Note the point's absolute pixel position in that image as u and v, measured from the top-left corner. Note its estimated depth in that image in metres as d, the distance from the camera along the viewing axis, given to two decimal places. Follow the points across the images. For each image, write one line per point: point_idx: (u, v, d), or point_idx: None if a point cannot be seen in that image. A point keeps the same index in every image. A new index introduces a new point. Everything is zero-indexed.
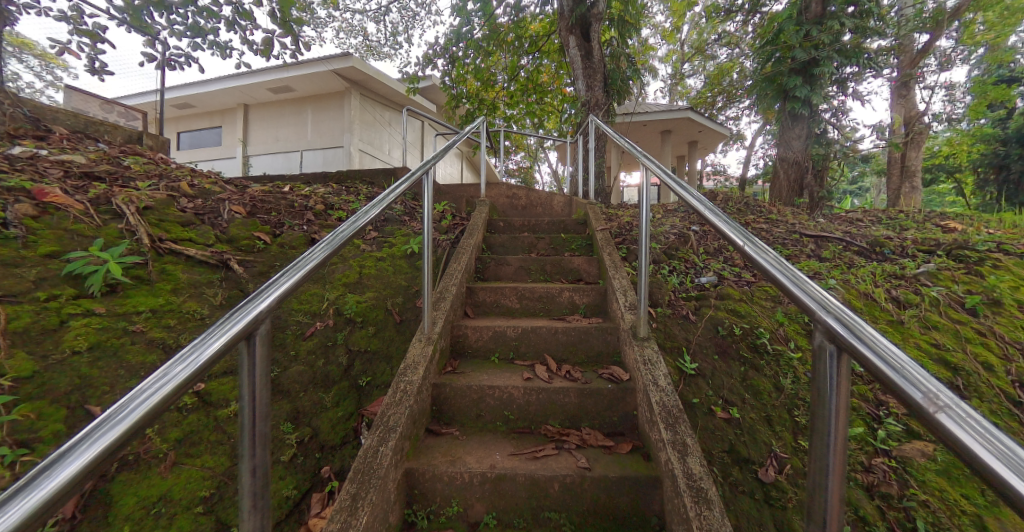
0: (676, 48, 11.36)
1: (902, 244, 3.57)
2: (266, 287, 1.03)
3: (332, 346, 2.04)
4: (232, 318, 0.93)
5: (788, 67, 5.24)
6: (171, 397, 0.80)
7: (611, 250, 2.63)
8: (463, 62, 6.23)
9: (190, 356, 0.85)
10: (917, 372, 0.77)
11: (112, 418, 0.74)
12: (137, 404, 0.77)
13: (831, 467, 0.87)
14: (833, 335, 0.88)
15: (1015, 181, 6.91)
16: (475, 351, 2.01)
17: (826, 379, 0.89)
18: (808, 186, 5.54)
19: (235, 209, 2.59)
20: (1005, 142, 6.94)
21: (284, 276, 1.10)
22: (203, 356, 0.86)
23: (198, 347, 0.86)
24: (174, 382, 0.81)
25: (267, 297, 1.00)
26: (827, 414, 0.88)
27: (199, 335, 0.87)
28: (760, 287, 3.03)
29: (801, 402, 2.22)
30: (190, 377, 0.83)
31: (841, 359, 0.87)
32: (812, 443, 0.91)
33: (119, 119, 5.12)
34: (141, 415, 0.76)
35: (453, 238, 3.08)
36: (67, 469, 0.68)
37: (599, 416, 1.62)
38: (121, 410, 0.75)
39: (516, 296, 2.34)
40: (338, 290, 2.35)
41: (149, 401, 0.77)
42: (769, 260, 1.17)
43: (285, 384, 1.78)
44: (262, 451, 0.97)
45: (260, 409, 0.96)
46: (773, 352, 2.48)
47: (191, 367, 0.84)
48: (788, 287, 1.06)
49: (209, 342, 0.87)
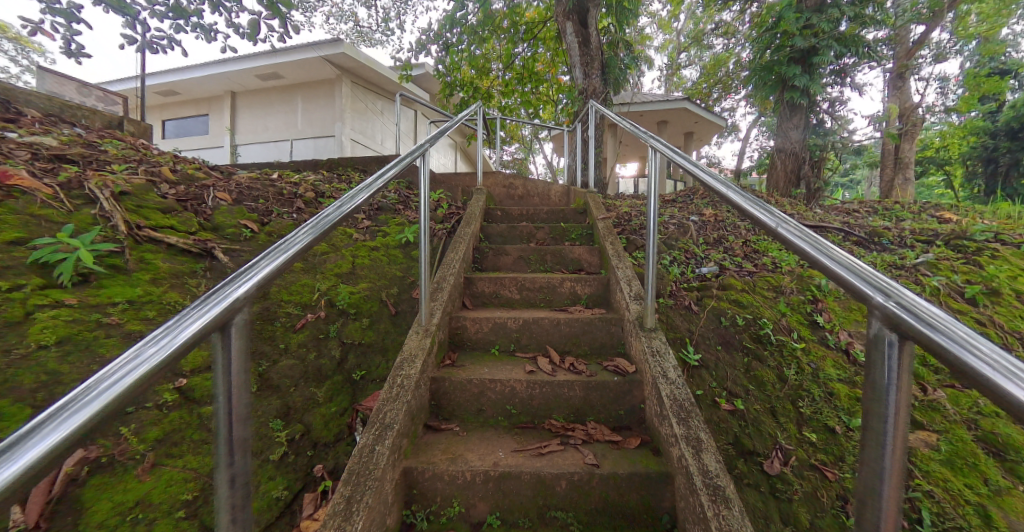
0: (671, 39, 11.31)
1: (900, 235, 3.59)
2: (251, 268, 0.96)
3: (325, 339, 1.96)
4: (213, 297, 0.86)
5: (786, 56, 5.19)
6: (145, 381, 0.73)
7: (614, 239, 2.55)
8: (457, 49, 6.07)
9: (163, 338, 0.78)
10: (1003, 361, 0.70)
11: (79, 401, 0.67)
12: (107, 389, 0.69)
13: (886, 470, 0.81)
14: (894, 322, 0.82)
15: (1003, 174, 6.99)
16: (474, 343, 1.94)
17: (883, 374, 0.82)
18: (805, 176, 5.50)
19: (220, 196, 2.49)
20: (994, 135, 7.00)
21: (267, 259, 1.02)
22: (179, 339, 0.79)
23: (172, 330, 0.79)
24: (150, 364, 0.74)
25: (251, 279, 0.94)
26: (885, 411, 0.81)
27: (179, 315, 0.81)
28: (761, 277, 3.00)
29: (805, 394, 2.20)
30: (166, 360, 0.76)
31: (904, 349, 0.80)
32: (864, 443, 0.84)
33: (97, 104, 4.93)
34: (113, 398, 0.69)
35: (450, 227, 3.01)
36: (32, 451, 0.61)
37: (605, 409, 1.57)
38: (90, 394, 0.68)
39: (516, 287, 2.28)
40: (330, 280, 2.25)
41: (123, 383, 0.71)
42: (804, 238, 1.13)
43: (275, 379, 1.70)
44: (241, 459, 0.88)
45: (238, 410, 0.88)
46: (777, 343, 2.45)
47: (165, 349, 0.77)
48: (825, 265, 1.02)
49: (185, 325, 0.80)
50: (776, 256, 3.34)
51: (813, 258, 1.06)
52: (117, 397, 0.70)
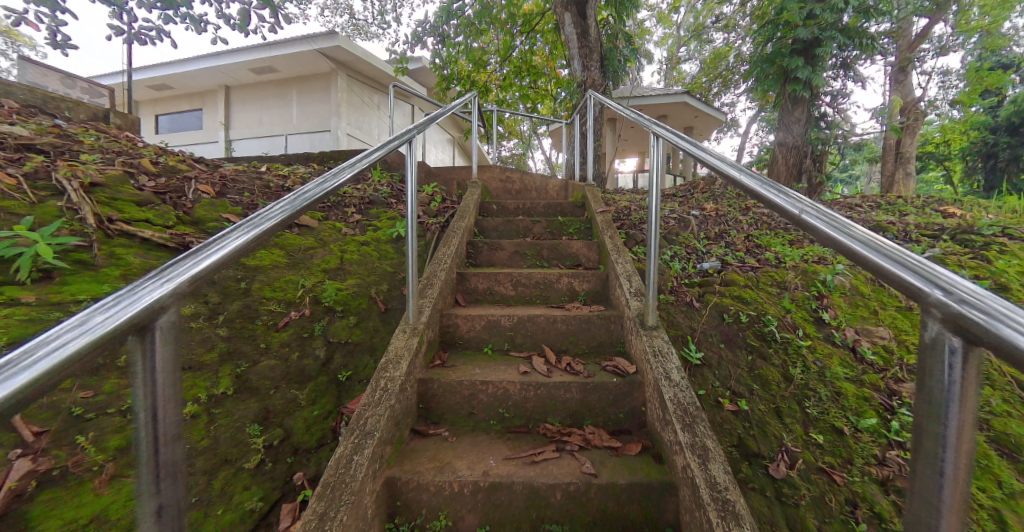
0: (671, 33, 11.20)
1: (906, 229, 3.63)
2: (219, 239, 1.01)
3: (309, 338, 1.87)
4: (170, 270, 0.88)
5: (788, 48, 5.10)
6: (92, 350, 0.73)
7: (613, 232, 2.46)
8: (453, 41, 5.95)
9: (115, 306, 0.77)
10: None
11: (17, 364, 0.65)
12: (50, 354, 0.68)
13: (945, 501, 0.71)
14: (955, 324, 0.72)
15: (1001, 169, 6.82)
16: (466, 342, 1.84)
17: (941, 383, 0.73)
18: (806, 170, 5.41)
19: (203, 189, 2.39)
20: (994, 130, 6.90)
21: (238, 231, 1.07)
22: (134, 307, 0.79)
23: (124, 300, 0.78)
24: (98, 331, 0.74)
25: (209, 260, 0.95)
26: (947, 429, 0.71)
27: (133, 283, 0.82)
28: (764, 273, 2.91)
29: (812, 393, 2.12)
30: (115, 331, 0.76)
31: (967, 356, 0.71)
32: (918, 466, 0.75)
33: (82, 95, 4.81)
34: (58, 362, 0.69)
35: (444, 221, 2.91)
36: None
37: (603, 413, 1.48)
38: (30, 357, 0.67)
39: (511, 283, 2.18)
40: (316, 276, 2.15)
41: (70, 347, 0.70)
42: (824, 219, 1.07)
43: (255, 380, 1.60)
44: (169, 486, 0.83)
45: (166, 431, 0.83)
46: (781, 340, 2.36)
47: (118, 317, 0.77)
48: (847, 245, 0.96)
49: (138, 295, 0.80)
50: (779, 250, 3.26)
51: (835, 240, 1.00)
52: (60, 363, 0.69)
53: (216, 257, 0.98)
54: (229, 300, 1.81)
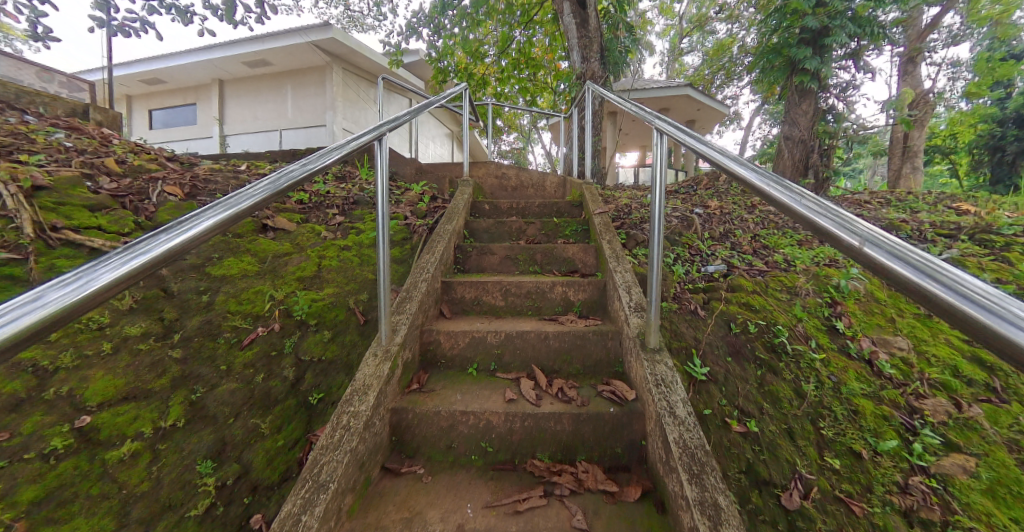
0: (673, 23, 10.92)
1: (920, 228, 3.48)
2: (191, 218, 1.05)
3: (277, 356, 1.70)
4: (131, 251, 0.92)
5: (796, 38, 4.89)
6: (48, 322, 0.80)
7: (612, 236, 2.28)
8: (448, 32, 5.74)
9: (73, 283, 0.84)
10: None
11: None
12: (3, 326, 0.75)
13: None
14: None
15: (1009, 163, 6.63)
16: (449, 361, 1.68)
17: None
18: (813, 165, 5.21)
19: (169, 190, 2.22)
20: (1003, 123, 6.62)
21: (211, 210, 1.10)
22: (90, 287, 0.85)
23: (81, 278, 0.85)
24: (49, 308, 0.80)
25: (173, 238, 1.00)
26: None
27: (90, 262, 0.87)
28: (773, 277, 2.74)
29: (827, 412, 1.95)
30: (69, 305, 0.82)
31: None
32: None
33: (61, 90, 4.64)
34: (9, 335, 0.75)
35: (432, 223, 2.74)
36: None
37: (599, 447, 1.32)
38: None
39: (501, 293, 2.01)
40: (289, 286, 1.98)
41: (21, 323, 0.76)
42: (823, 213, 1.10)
43: (211, 407, 1.44)
44: None
45: None
46: (793, 352, 2.19)
47: (71, 295, 0.82)
48: (850, 242, 1.00)
49: (95, 275, 0.86)
50: (788, 252, 3.07)
51: (838, 237, 1.03)
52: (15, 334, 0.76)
53: (185, 236, 1.02)
54: (188, 316, 1.64)
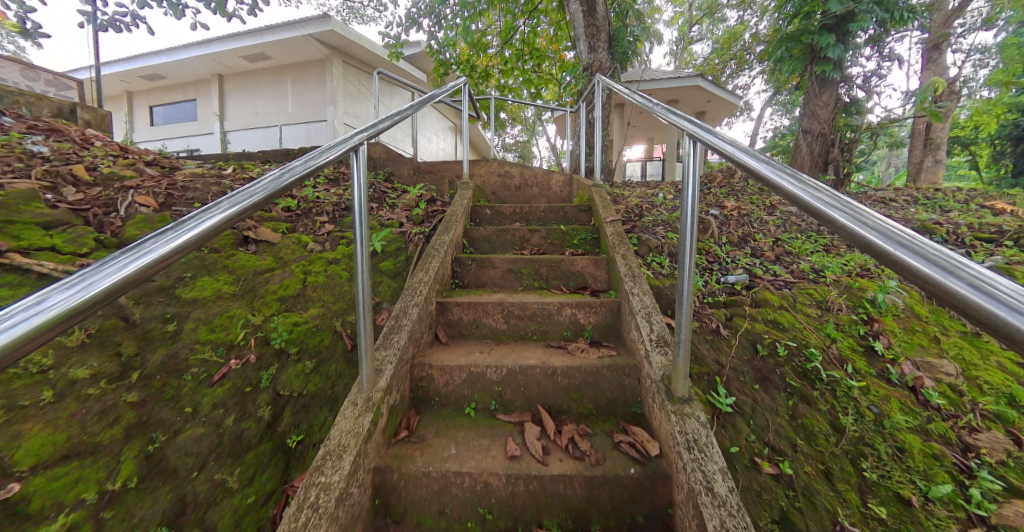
0: (683, 11, 10.56)
1: (957, 232, 3.24)
2: (201, 213, 1.02)
3: (252, 392, 1.51)
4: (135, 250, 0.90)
5: (817, 24, 4.60)
6: (52, 325, 0.78)
7: (625, 248, 2.06)
8: (449, 22, 5.48)
9: (76, 285, 0.82)
10: None
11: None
12: (5, 330, 0.74)
13: None
14: None
15: None
16: (444, 399, 1.48)
17: None
18: (834, 160, 4.91)
19: (140, 200, 2.05)
20: None
21: (222, 206, 1.08)
22: (93, 289, 0.83)
23: (87, 279, 0.83)
24: (55, 310, 0.79)
25: (181, 234, 0.97)
26: None
27: (96, 262, 0.85)
28: (801, 290, 2.51)
29: (870, 450, 1.74)
30: (74, 306, 0.81)
31: None
32: None
33: (48, 88, 4.49)
34: (15, 338, 0.74)
35: (428, 231, 2.54)
36: None
37: (617, 516, 1.13)
38: None
39: (502, 314, 1.81)
40: (269, 309, 1.80)
41: (26, 325, 0.76)
42: (835, 203, 1.04)
43: (171, 460, 1.27)
44: None
45: None
46: (828, 379, 1.97)
47: (76, 297, 0.81)
48: (865, 237, 0.95)
49: (99, 277, 0.84)
50: (815, 260, 2.84)
51: (850, 228, 0.99)
52: (21, 339, 0.75)
53: (193, 233, 1.00)
54: (149, 350, 1.47)
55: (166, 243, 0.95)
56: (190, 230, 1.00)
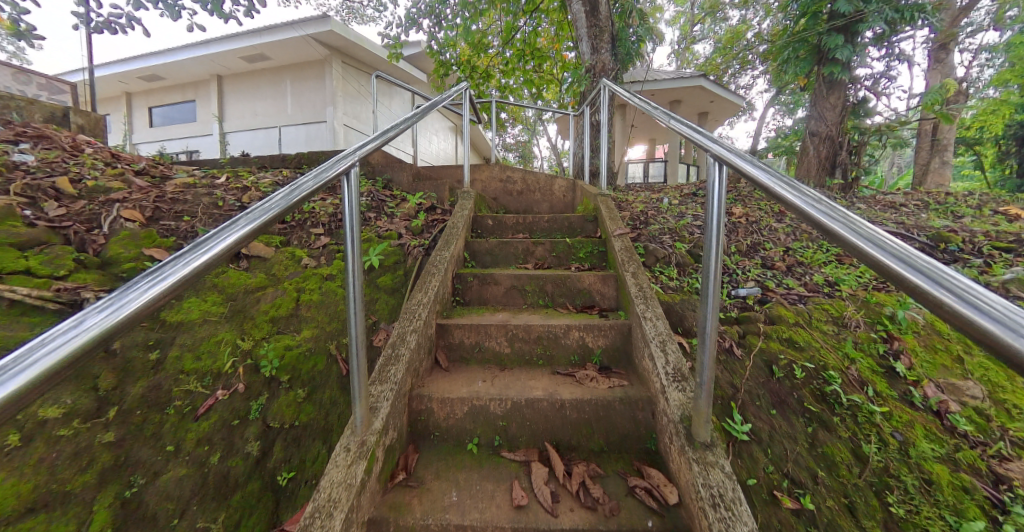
0: (685, 10, 10.44)
1: (973, 241, 3.14)
2: (224, 229, 1.00)
3: (239, 424, 1.42)
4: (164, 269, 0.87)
5: (825, 24, 4.50)
6: (87, 348, 0.75)
7: (635, 264, 1.96)
8: (449, 23, 5.38)
9: (109, 306, 0.79)
10: None
11: (11, 370, 0.68)
12: (45, 355, 0.71)
13: None
14: None
15: None
16: (445, 433, 1.38)
17: None
18: (841, 163, 4.82)
19: (126, 215, 1.97)
20: None
21: (243, 220, 1.05)
22: (126, 309, 0.80)
23: (118, 300, 0.80)
24: (90, 332, 0.76)
25: (208, 250, 0.94)
26: None
27: (126, 283, 0.82)
28: (816, 305, 2.41)
29: (896, 483, 1.64)
30: (110, 328, 0.78)
31: None
32: None
33: (41, 92, 4.40)
34: (54, 363, 0.71)
35: (428, 244, 2.45)
36: None
37: None
38: (27, 359, 0.70)
39: (506, 337, 1.71)
40: (260, 331, 1.70)
41: (63, 350, 0.73)
42: (828, 211, 1.01)
43: (150, 506, 1.19)
44: None
45: None
46: (849, 404, 1.86)
47: (109, 317, 0.78)
48: (856, 245, 0.93)
49: (130, 298, 0.81)
50: (829, 272, 2.74)
51: (842, 238, 0.96)
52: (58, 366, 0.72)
53: (219, 248, 0.97)
54: (129, 382, 1.39)
55: (193, 260, 0.92)
56: (217, 245, 0.98)
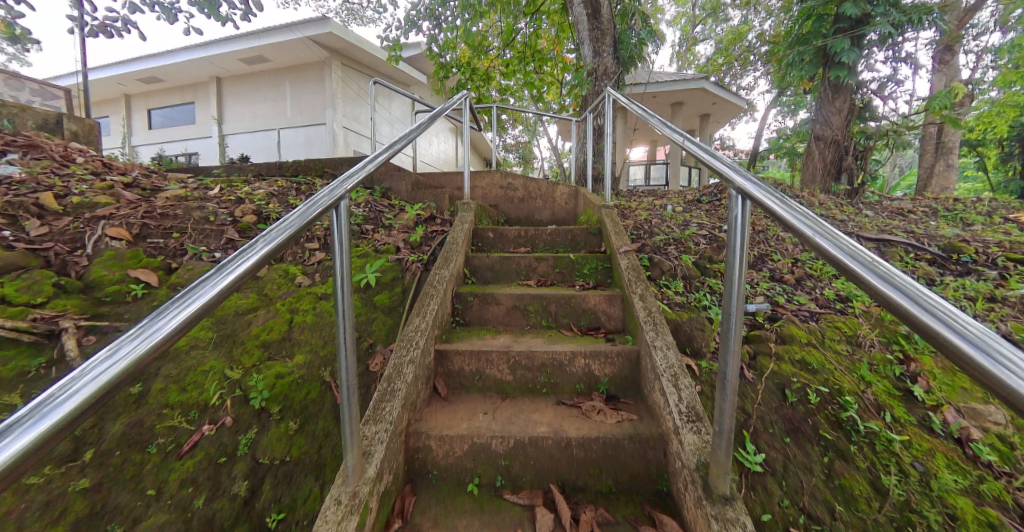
0: (687, 11, 10.36)
1: (986, 251, 3.05)
2: (247, 249, 0.98)
3: (225, 462, 1.33)
4: (192, 291, 0.86)
5: (831, 27, 4.42)
6: (125, 376, 0.74)
7: (643, 285, 1.88)
8: (449, 25, 5.30)
9: (141, 334, 0.78)
10: None
11: (51, 402, 0.67)
12: (83, 386, 0.70)
13: None
14: None
15: None
16: (444, 473, 1.31)
17: None
18: (847, 168, 4.72)
19: (112, 233, 1.90)
20: None
21: (264, 239, 1.02)
22: (157, 335, 0.79)
23: (150, 327, 0.79)
24: (126, 360, 0.75)
25: (233, 271, 0.93)
26: None
27: (157, 308, 0.81)
28: (829, 323, 2.31)
29: (918, 518, 1.49)
30: (143, 355, 0.76)
31: None
32: None
33: (34, 97, 4.33)
34: (92, 394, 0.70)
35: (428, 259, 2.38)
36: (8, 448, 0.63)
37: None
38: (67, 391, 0.69)
39: (508, 364, 1.63)
40: (250, 358, 1.62)
41: (100, 379, 0.72)
42: (816, 226, 1.01)
43: None
44: None
45: None
46: (866, 430, 1.73)
47: (143, 344, 0.77)
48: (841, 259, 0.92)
49: (161, 323, 0.80)
50: (840, 286, 2.64)
51: (829, 252, 0.95)
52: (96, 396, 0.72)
53: (243, 268, 0.95)
54: (108, 420, 1.32)
55: (218, 281, 0.90)
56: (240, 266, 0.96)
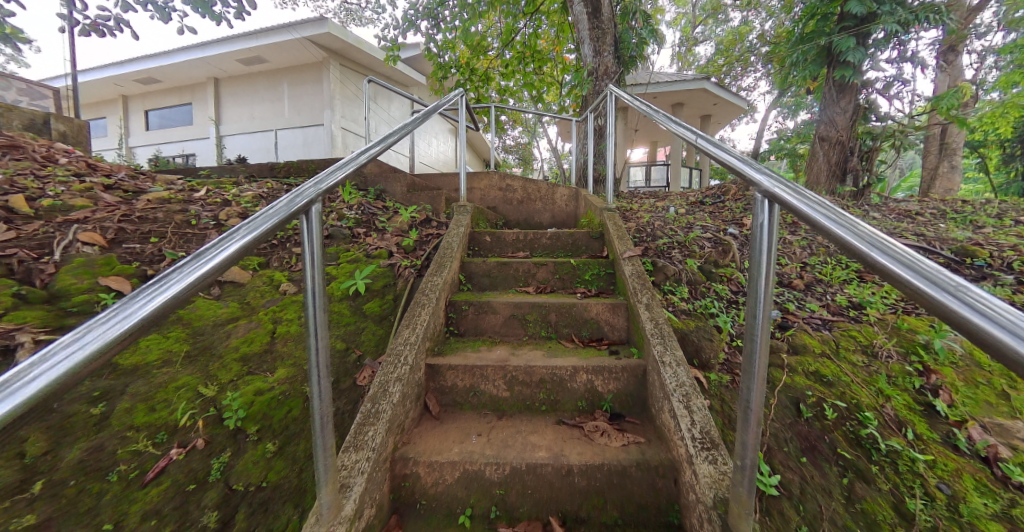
0: (687, 12, 10.29)
1: (1001, 254, 2.93)
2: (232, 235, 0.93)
3: (193, 492, 1.21)
4: (170, 277, 0.82)
5: (836, 25, 4.31)
6: (94, 360, 0.73)
7: (648, 293, 1.77)
8: (446, 24, 5.19)
9: (113, 318, 0.75)
10: None
11: (8, 387, 0.65)
12: (47, 370, 0.68)
13: None
14: None
15: None
16: (432, 502, 1.19)
17: None
18: (852, 169, 4.61)
19: (85, 238, 1.80)
20: None
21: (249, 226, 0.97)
22: (128, 321, 0.76)
23: (123, 311, 0.76)
24: (94, 344, 0.72)
25: (214, 258, 0.88)
26: None
27: (132, 292, 0.78)
28: (843, 331, 2.15)
29: None
30: (113, 340, 0.74)
31: None
32: None
33: (20, 97, 4.22)
34: (57, 378, 0.69)
35: (421, 265, 2.27)
36: None
37: None
38: (30, 375, 0.67)
39: (505, 380, 1.52)
40: (227, 374, 1.51)
41: (63, 363, 0.70)
42: (827, 213, 0.94)
43: None
44: None
45: None
46: (887, 449, 1.57)
47: (113, 329, 0.74)
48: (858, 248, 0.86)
49: (133, 309, 0.77)
50: (852, 292, 2.51)
51: (844, 241, 0.89)
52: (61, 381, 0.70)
53: (225, 255, 0.90)
54: (65, 446, 1.20)
55: (197, 268, 0.86)
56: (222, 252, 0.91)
